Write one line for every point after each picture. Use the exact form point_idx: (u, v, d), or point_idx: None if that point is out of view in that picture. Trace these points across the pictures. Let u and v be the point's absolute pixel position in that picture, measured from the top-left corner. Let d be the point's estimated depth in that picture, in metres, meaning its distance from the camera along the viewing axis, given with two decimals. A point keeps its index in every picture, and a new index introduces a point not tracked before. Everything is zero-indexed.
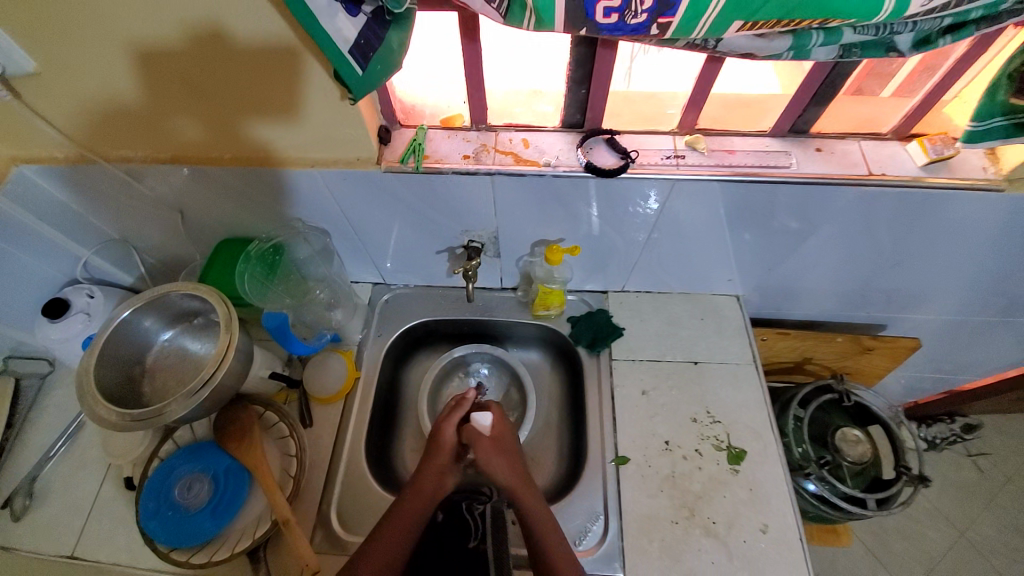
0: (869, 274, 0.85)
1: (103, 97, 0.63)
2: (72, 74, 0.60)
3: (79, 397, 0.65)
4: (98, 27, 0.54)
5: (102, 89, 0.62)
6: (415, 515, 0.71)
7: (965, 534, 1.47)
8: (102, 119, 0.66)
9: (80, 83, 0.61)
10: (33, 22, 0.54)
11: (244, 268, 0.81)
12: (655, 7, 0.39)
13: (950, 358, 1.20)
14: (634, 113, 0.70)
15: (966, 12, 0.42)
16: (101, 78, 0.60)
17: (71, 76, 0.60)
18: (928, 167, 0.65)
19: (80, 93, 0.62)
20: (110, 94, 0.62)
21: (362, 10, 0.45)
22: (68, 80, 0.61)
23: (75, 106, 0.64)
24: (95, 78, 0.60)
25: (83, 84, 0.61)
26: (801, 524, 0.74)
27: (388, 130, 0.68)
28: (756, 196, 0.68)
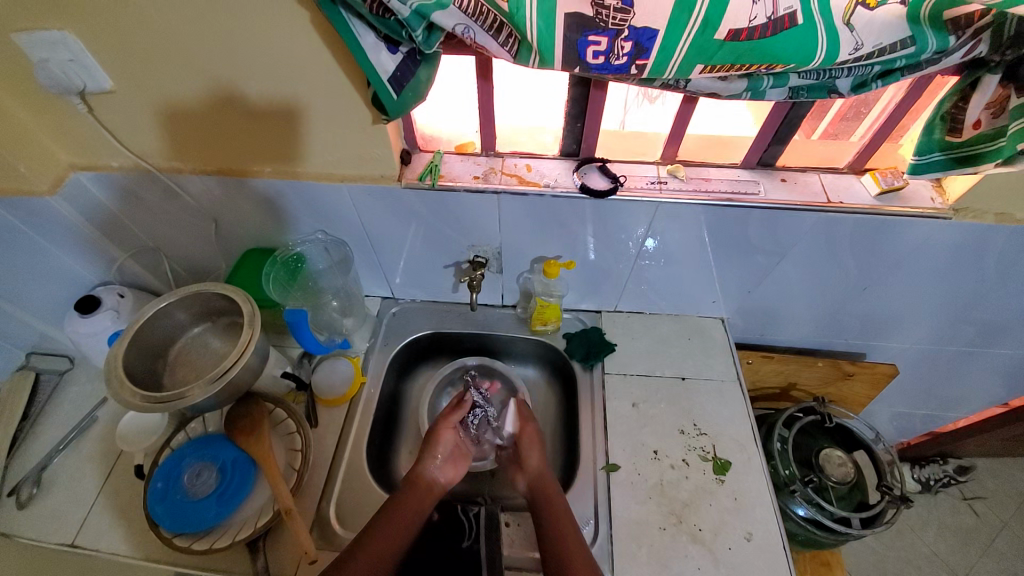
0: (841, 299, 0.93)
1: (168, 123, 0.73)
2: (147, 102, 0.70)
3: (107, 380, 0.70)
4: (176, 64, 0.65)
5: (169, 115, 0.72)
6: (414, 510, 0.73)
7: None
8: (165, 142, 0.76)
9: (151, 109, 0.72)
10: (123, 59, 0.65)
11: (269, 271, 0.89)
12: (634, 51, 0.49)
13: (933, 391, 1.25)
14: (624, 146, 0.80)
15: (891, 62, 0.51)
16: (171, 106, 0.71)
17: (146, 103, 0.71)
18: (881, 197, 0.75)
19: (150, 118, 0.73)
20: (175, 119, 0.73)
21: (400, 49, 0.55)
22: (142, 107, 0.71)
23: (143, 129, 0.75)
24: (165, 105, 0.71)
25: (154, 111, 0.72)
26: (783, 531, 0.78)
27: (409, 152, 0.78)
28: (732, 220, 0.77)
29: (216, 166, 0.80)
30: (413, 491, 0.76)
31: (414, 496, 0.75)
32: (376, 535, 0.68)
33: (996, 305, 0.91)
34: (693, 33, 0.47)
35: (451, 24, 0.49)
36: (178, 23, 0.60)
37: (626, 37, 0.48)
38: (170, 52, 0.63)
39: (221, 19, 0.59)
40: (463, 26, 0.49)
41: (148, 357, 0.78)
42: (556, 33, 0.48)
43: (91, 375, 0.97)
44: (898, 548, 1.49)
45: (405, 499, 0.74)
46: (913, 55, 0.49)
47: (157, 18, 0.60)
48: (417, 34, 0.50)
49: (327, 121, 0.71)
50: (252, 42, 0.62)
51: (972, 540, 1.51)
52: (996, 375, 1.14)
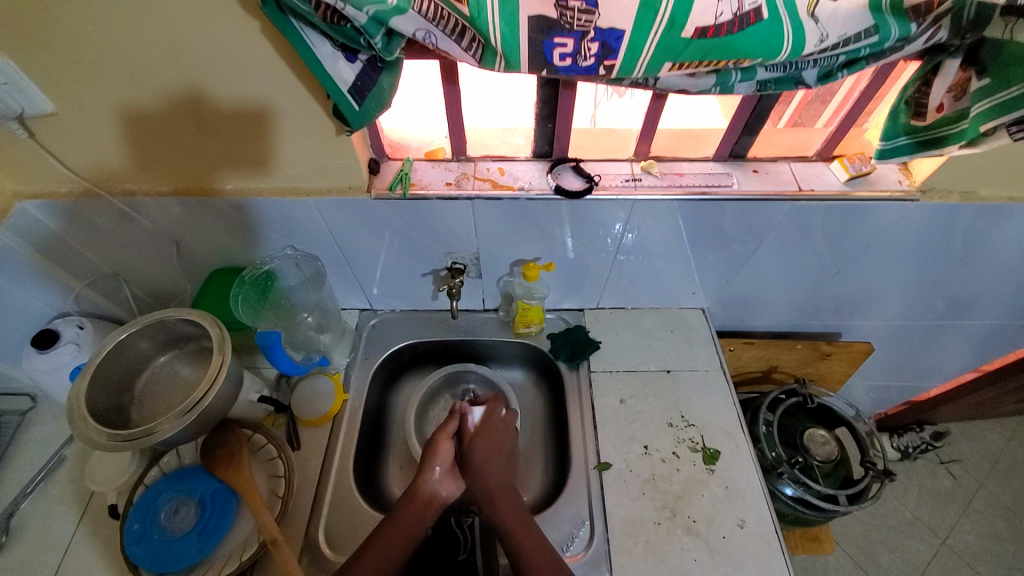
0: (817, 282, 0.94)
1: (117, 144, 0.69)
2: (90, 122, 0.66)
3: (70, 420, 0.66)
4: (117, 80, 0.61)
5: (116, 136, 0.68)
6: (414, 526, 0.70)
7: (946, 541, 1.50)
8: (116, 163, 0.72)
9: (96, 130, 0.67)
10: (59, 78, 0.60)
11: (238, 292, 0.86)
12: (601, 52, 0.48)
13: (907, 364, 1.29)
14: (596, 145, 0.79)
15: (856, 52, 0.51)
16: (117, 125, 0.67)
17: (89, 124, 0.66)
18: (850, 182, 0.76)
19: (95, 139, 0.68)
20: (124, 140, 0.69)
21: (359, 57, 0.52)
22: (85, 127, 0.67)
23: (88, 151, 0.70)
24: (111, 125, 0.67)
25: (100, 131, 0.67)
26: (774, 516, 0.79)
27: (377, 162, 0.75)
28: (707, 212, 0.77)
29: (174, 186, 0.76)
30: (411, 507, 0.72)
31: (414, 513, 0.71)
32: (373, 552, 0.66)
33: (963, 278, 0.94)
34: (660, 31, 0.46)
35: (411, 31, 0.46)
36: (116, 35, 0.56)
37: (593, 38, 0.47)
38: (110, 67, 0.59)
39: (161, 29, 0.55)
40: (423, 31, 0.47)
41: (112, 392, 0.73)
42: (520, 35, 0.47)
43: (55, 412, 0.92)
44: (882, 516, 1.54)
45: (405, 516, 0.71)
46: (877, 44, 0.49)
47: (92, 32, 0.55)
48: (376, 40, 0.48)
49: (287, 132, 0.68)
50: (199, 52, 0.58)
51: (950, 502, 1.57)
52: (965, 344, 1.19)
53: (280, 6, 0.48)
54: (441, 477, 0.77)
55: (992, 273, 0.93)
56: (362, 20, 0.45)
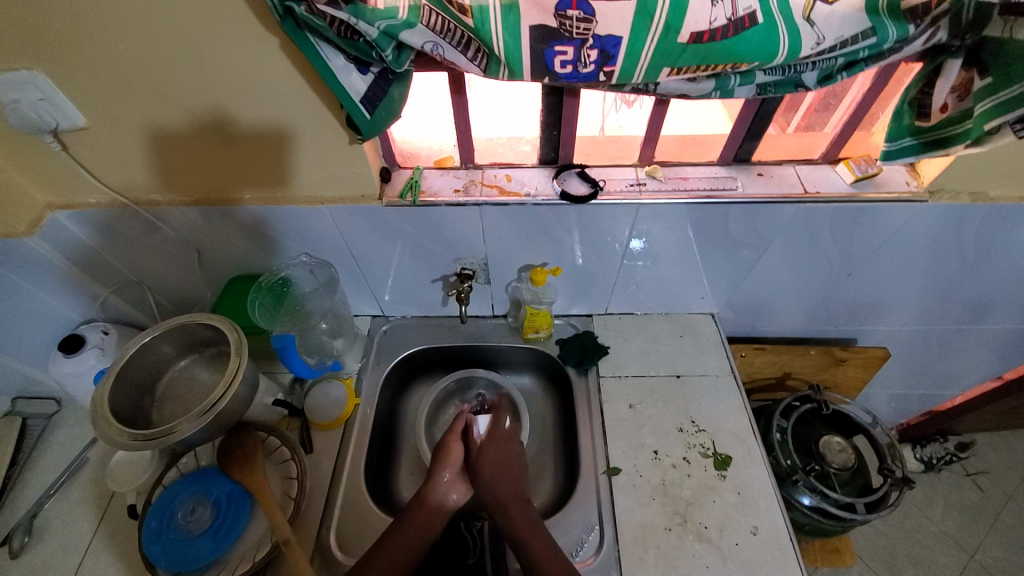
0: (828, 285, 0.93)
1: (150, 162, 0.74)
2: (126, 140, 0.70)
3: (94, 421, 0.68)
4: (151, 100, 0.65)
5: (149, 153, 0.72)
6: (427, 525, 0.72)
7: (975, 556, 1.44)
8: (148, 179, 0.77)
9: (132, 148, 0.72)
10: (100, 100, 0.65)
11: (255, 296, 0.88)
12: (601, 58, 0.50)
13: (926, 370, 1.26)
14: (601, 151, 0.80)
15: (855, 53, 0.51)
16: (152, 144, 0.71)
17: (127, 142, 0.71)
18: (857, 184, 0.76)
19: (129, 156, 0.73)
20: (156, 157, 0.73)
21: (371, 70, 0.55)
22: (122, 146, 0.71)
23: (123, 168, 0.75)
24: (146, 143, 0.71)
25: (135, 149, 0.72)
26: (788, 523, 0.78)
27: (388, 170, 0.78)
28: (713, 216, 0.78)
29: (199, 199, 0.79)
30: (422, 511, 0.73)
31: (425, 518, 0.73)
32: (390, 544, 0.68)
33: (980, 281, 0.92)
34: (656, 38, 0.48)
35: (420, 43, 0.49)
36: (154, 60, 0.60)
37: (592, 45, 0.49)
38: (148, 89, 0.64)
39: (193, 51, 0.59)
40: (432, 43, 0.49)
41: (135, 395, 0.76)
42: (522, 43, 0.49)
43: (80, 415, 0.96)
44: (906, 529, 1.50)
45: (418, 519, 0.72)
46: (876, 44, 0.50)
47: (131, 56, 0.60)
48: (387, 54, 0.50)
49: (306, 146, 0.71)
50: (224, 71, 0.61)
51: (978, 516, 1.52)
52: (987, 349, 1.16)
53: (297, 22, 0.50)
54: (449, 480, 0.78)
55: (1009, 276, 0.91)
56: (374, 35, 0.48)
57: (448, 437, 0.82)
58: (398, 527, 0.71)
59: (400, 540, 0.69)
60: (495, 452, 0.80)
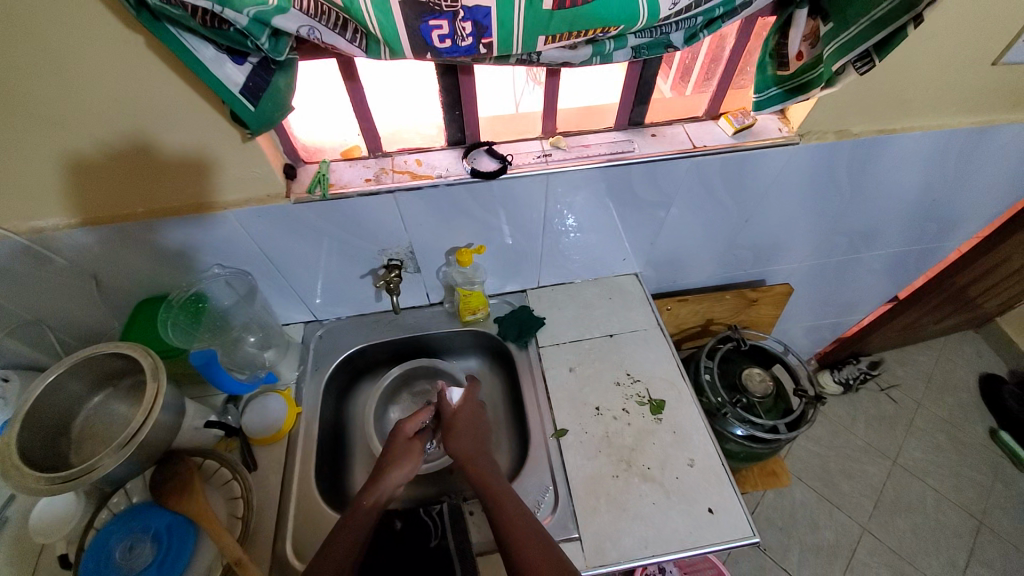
0: (732, 233, 1.02)
1: (51, 193, 0.68)
2: (21, 172, 0.65)
3: (1, 473, 0.62)
4: (39, 126, 0.60)
5: (49, 184, 0.67)
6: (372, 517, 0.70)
7: (898, 461, 1.65)
8: (47, 210, 0.71)
9: (28, 180, 0.66)
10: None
11: (166, 317, 0.82)
12: (476, 30, 0.51)
13: (828, 301, 1.42)
14: (508, 127, 0.83)
15: (710, 12, 0.57)
16: (52, 175, 0.66)
17: (20, 174, 0.65)
18: (738, 135, 0.83)
19: (0, 185, 0.66)
20: (59, 188, 0.68)
21: (249, 60, 0.53)
22: (17, 179, 0.65)
23: (19, 203, 0.68)
24: (45, 174, 0.66)
25: (32, 181, 0.66)
26: (718, 450, 0.86)
27: (293, 167, 0.75)
28: (620, 180, 0.83)
29: (97, 226, 0.73)
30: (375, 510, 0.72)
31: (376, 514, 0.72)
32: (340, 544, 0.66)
33: (856, 213, 1.05)
34: (524, 9, 0.50)
35: (295, 28, 0.48)
36: (41, 83, 0.56)
37: (464, 18, 0.50)
38: (34, 114, 0.59)
39: (46, 58, 0.54)
40: (307, 28, 0.49)
41: (48, 437, 0.70)
42: (396, 23, 0.49)
43: None
44: (837, 447, 1.69)
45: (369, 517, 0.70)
46: (726, 2, 0.55)
47: (4, 80, 0.55)
48: (262, 41, 0.49)
49: (210, 160, 0.69)
50: (87, 76, 0.57)
51: (896, 424, 1.74)
52: (873, 274, 1.32)
53: (153, 14, 0.48)
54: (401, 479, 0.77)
55: (878, 206, 1.04)
56: (245, 22, 0.47)
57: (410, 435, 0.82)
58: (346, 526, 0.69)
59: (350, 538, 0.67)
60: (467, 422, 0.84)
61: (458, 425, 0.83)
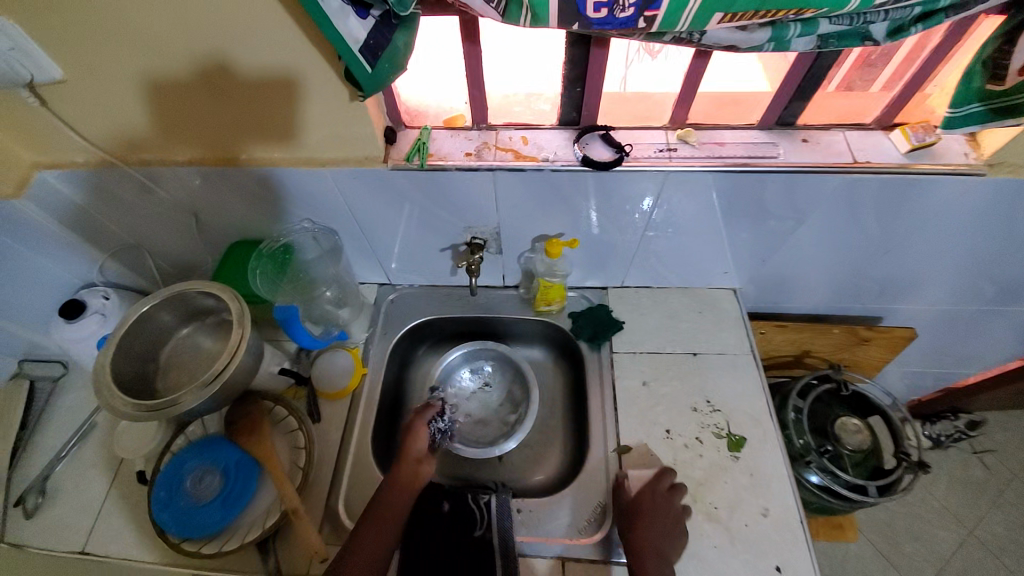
0: (860, 263, 0.88)
1: (178, 129, 0.70)
2: (151, 105, 0.67)
3: (96, 390, 0.67)
4: (161, 62, 0.61)
5: (175, 119, 0.69)
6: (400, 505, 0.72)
7: (974, 532, 1.45)
8: (178, 145, 0.73)
9: (158, 114, 0.68)
10: (121, 62, 0.61)
11: (256, 266, 0.84)
12: (641, 1, 0.42)
13: (946, 351, 1.22)
14: (628, 111, 0.73)
15: (933, 2, 0.44)
16: (178, 110, 0.67)
17: (154, 108, 0.67)
18: (911, 154, 0.69)
19: (124, 116, 0.68)
20: (184, 124, 0.69)
21: (371, 13, 0.48)
22: (149, 112, 0.68)
23: (138, 134, 0.71)
24: (171, 109, 0.67)
25: (162, 115, 0.68)
26: (800, 506, 0.76)
27: (394, 130, 0.72)
28: (748, 187, 0.71)
29: (201, 167, 0.74)
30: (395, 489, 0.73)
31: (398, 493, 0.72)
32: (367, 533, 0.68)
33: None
34: None
35: None
36: (167, 19, 0.56)
37: None
38: (158, 50, 0.59)
39: None
40: None
41: (139, 362, 0.74)
42: None
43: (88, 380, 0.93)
44: (909, 504, 1.50)
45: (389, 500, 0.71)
46: None
47: (134, 13, 0.55)
48: None
49: (312, 114, 0.66)
50: (208, 15, 0.55)
51: (981, 492, 1.52)
52: (1014, 331, 1.11)
53: None
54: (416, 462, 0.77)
55: None
56: None
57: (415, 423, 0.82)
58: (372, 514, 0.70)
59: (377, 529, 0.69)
60: (654, 509, 0.72)
61: (646, 510, 0.72)
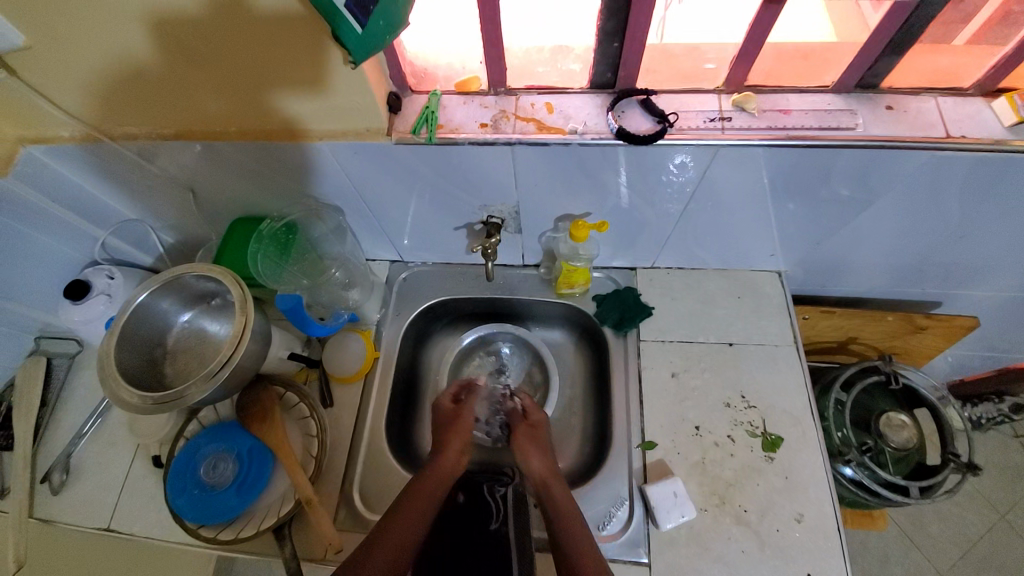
0: (931, 247, 0.77)
1: (205, 99, 0.62)
2: (171, 74, 0.59)
3: (103, 383, 0.65)
4: (127, 23, 0.52)
5: (198, 88, 0.60)
6: (434, 493, 0.68)
7: (1008, 517, 1.38)
8: (162, 119, 0.66)
9: (179, 84, 0.60)
10: (126, 22, 0.52)
11: (256, 248, 0.78)
12: None
13: (1008, 336, 1.11)
14: (673, 71, 0.62)
15: None
16: (199, 78, 0.59)
17: (131, 77, 0.60)
18: (1015, 129, 0.57)
19: (98, 86, 0.61)
20: (210, 92, 0.61)
21: None
22: (168, 83, 0.60)
23: (117, 105, 0.64)
24: (192, 77, 0.59)
25: (183, 84, 0.60)
26: (839, 513, 0.71)
27: (399, 97, 0.62)
28: (813, 162, 0.60)
29: (189, 142, 0.67)
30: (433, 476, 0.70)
31: (436, 481, 0.69)
32: (404, 517, 0.64)
33: None
34: None
35: None
36: None
37: None
38: (121, 8, 0.51)
39: None
40: None
41: (144, 350, 0.72)
42: None
43: None
44: None
45: (425, 487, 0.68)
46: None
47: None
48: None
49: (304, 81, 0.58)
50: None
51: (1021, 478, 1.44)
52: None
53: None
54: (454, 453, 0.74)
55: None
56: None
57: (461, 416, 0.79)
58: (410, 498, 0.67)
59: (413, 512, 0.65)
60: (528, 432, 0.77)
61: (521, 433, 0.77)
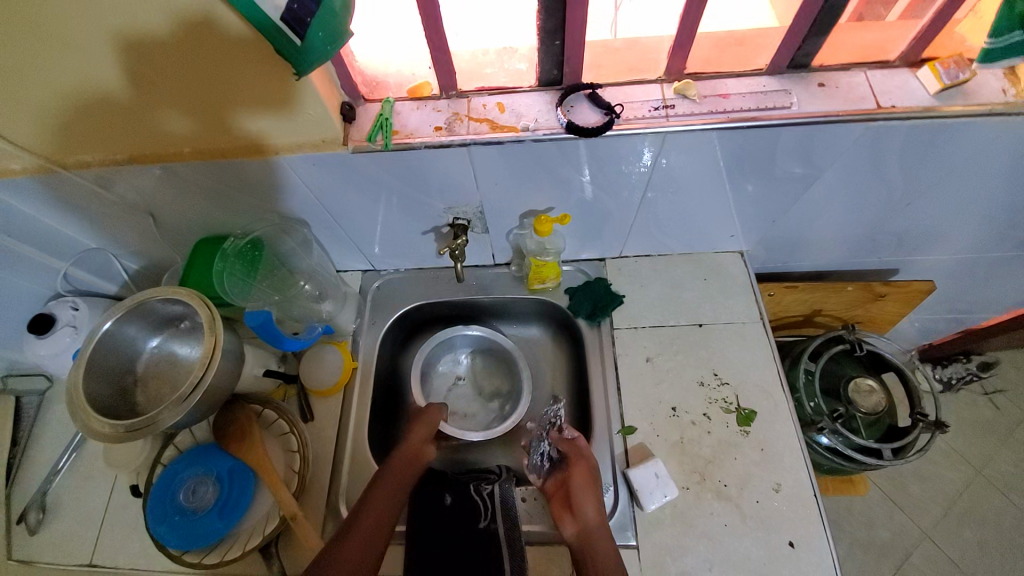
0: (879, 217, 0.80)
1: (160, 122, 0.61)
2: (118, 98, 0.58)
3: (72, 415, 0.64)
4: (69, 50, 0.52)
5: (153, 111, 0.60)
6: (398, 483, 0.71)
7: (982, 471, 1.44)
8: (113, 144, 0.65)
9: (128, 108, 0.59)
10: (71, 49, 0.51)
11: (223, 267, 0.77)
12: None
13: (964, 297, 1.16)
14: (617, 64, 0.64)
15: None
16: (149, 101, 0.58)
17: (77, 104, 0.58)
18: (941, 96, 0.60)
19: (43, 115, 0.60)
20: (165, 115, 0.60)
21: None
22: (117, 107, 0.59)
23: (64, 134, 0.62)
24: (140, 100, 0.58)
25: (138, 108, 0.59)
26: (814, 479, 0.74)
27: (352, 106, 0.63)
28: (758, 143, 0.63)
29: (144, 165, 0.67)
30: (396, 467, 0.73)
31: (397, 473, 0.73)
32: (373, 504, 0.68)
33: None
34: None
35: None
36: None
37: None
38: (61, 35, 0.50)
39: None
40: None
41: (113, 379, 0.71)
42: None
43: None
44: None
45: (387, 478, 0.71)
46: None
47: None
48: None
49: (256, 98, 0.58)
50: None
51: (991, 431, 1.50)
52: None
53: None
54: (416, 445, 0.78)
55: None
56: None
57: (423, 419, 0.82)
58: (378, 487, 0.70)
59: (381, 501, 0.69)
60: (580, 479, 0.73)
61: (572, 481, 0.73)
